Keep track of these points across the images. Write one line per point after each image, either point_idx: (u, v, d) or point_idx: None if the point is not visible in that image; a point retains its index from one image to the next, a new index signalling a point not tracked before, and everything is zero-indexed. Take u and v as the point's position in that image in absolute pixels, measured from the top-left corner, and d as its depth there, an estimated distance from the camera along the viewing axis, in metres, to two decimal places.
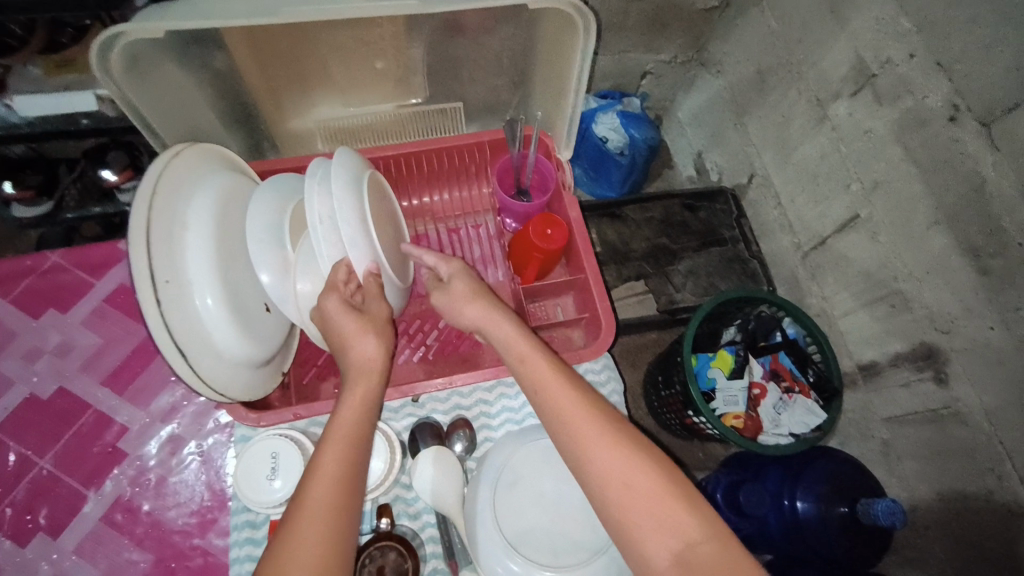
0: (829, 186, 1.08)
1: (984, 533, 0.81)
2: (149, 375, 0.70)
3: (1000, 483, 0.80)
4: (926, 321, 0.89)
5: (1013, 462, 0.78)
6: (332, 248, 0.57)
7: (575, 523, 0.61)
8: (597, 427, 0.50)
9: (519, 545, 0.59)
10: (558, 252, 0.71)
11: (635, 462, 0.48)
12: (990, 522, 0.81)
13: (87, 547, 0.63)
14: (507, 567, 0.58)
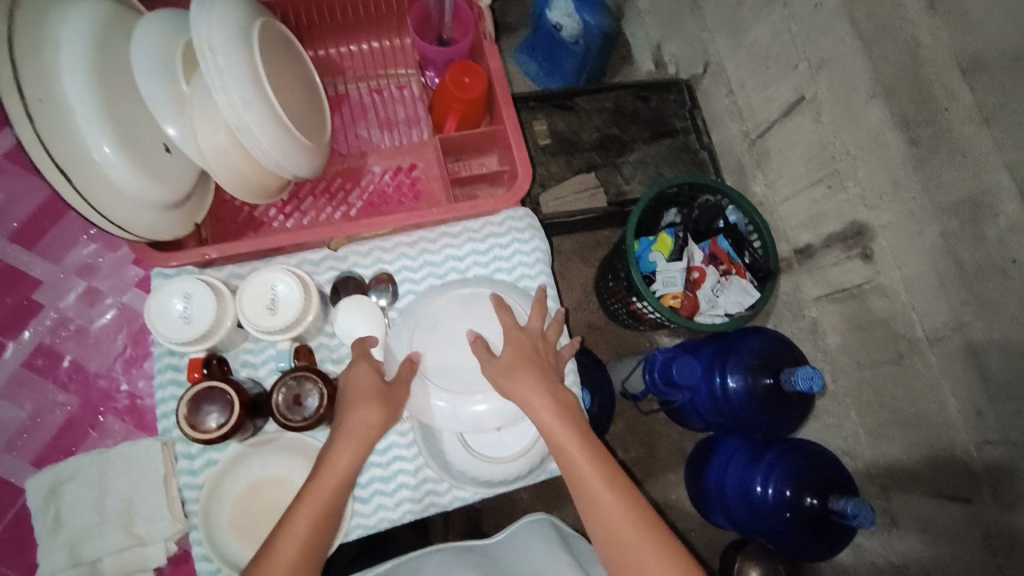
0: (779, 68, 1.07)
1: (897, 398, 0.90)
2: (62, 230, 0.68)
3: (909, 346, 0.85)
4: (857, 198, 0.91)
5: (918, 327, 0.83)
6: (226, 84, 0.54)
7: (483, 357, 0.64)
8: (600, 475, 0.56)
9: (436, 378, 0.63)
10: (479, 103, 0.69)
11: (627, 515, 0.54)
12: (902, 379, 0.88)
13: (10, 390, 0.63)
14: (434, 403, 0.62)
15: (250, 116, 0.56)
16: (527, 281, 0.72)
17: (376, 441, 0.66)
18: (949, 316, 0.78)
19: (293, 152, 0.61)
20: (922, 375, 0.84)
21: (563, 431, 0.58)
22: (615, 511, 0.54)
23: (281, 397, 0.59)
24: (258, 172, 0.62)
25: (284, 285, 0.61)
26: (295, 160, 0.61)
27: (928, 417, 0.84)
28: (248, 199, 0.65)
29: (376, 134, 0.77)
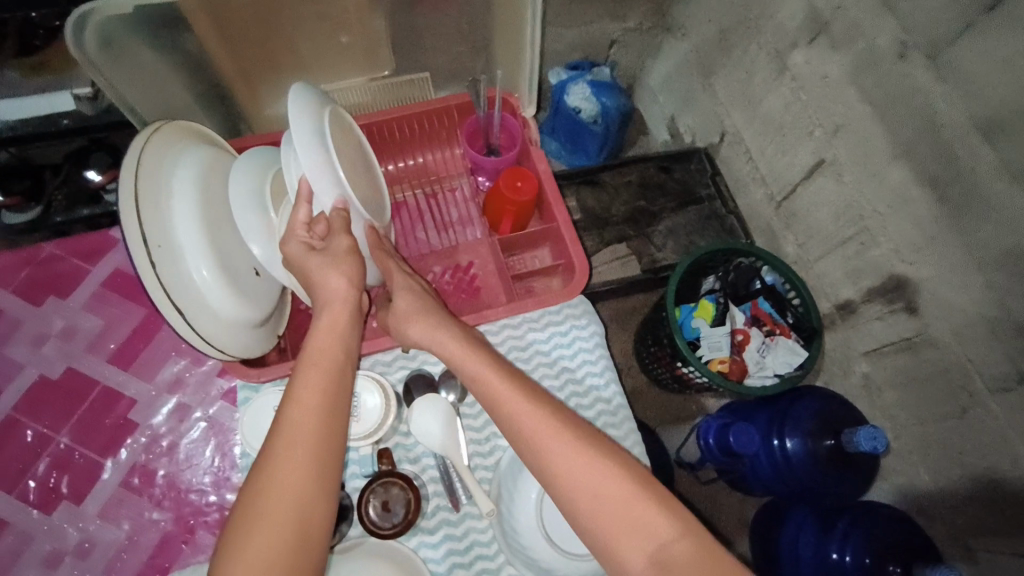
0: (796, 134, 1.14)
1: (965, 452, 0.94)
2: (152, 350, 0.73)
3: (971, 399, 0.90)
4: (891, 255, 0.97)
5: (977, 377, 0.88)
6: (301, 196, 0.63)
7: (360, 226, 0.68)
8: (557, 438, 0.54)
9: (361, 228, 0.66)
10: (530, 204, 0.74)
11: (598, 469, 0.53)
12: (968, 432, 0.92)
13: (110, 511, 0.66)
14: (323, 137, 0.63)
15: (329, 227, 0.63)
16: (589, 365, 0.75)
17: (460, 539, 0.67)
18: (1009, 368, 0.83)
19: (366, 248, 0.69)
20: (988, 427, 0.88)
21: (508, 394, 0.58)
22: (577, 463, 0.53)
23: (373, 504, 0.65)
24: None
25: (367, 391, 0.68)
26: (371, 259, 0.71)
27: (1004, 463, 0.87)
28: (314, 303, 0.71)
29: (434, 237, 0.83)
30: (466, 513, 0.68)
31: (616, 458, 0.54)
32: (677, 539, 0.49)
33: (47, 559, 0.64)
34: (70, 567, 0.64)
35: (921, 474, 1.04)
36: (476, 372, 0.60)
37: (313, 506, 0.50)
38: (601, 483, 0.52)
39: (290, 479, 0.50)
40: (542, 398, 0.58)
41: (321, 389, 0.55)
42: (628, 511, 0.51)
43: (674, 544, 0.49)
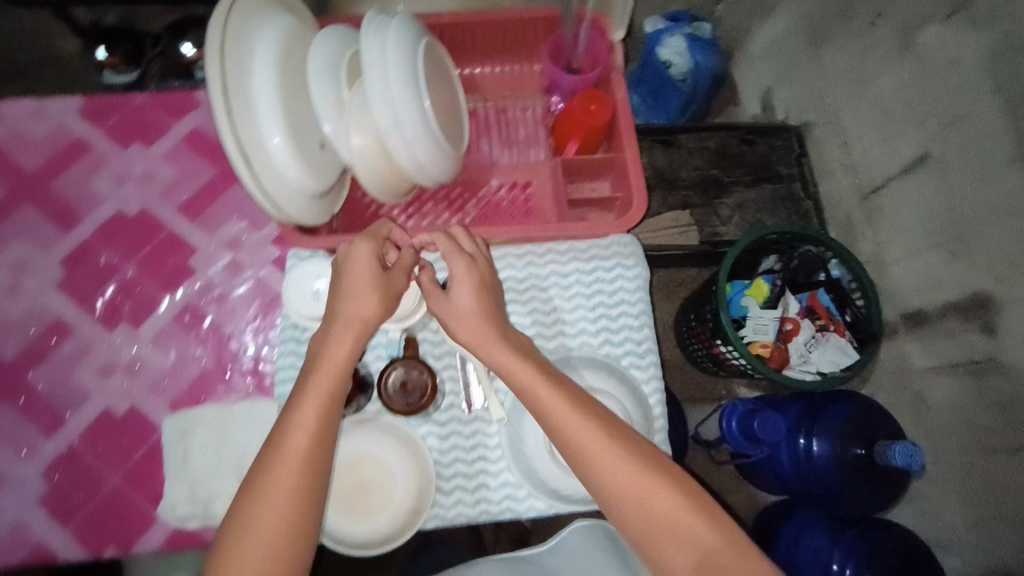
0: (903, 120, 1.10)
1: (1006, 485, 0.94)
2: (218, 206, 0.77)
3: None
4: (985, 268, 0.95)
5: None
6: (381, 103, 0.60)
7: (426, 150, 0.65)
8: (604, 449, 0.54)
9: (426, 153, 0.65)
10: (603, 129, 0.72)
11: (650, 482, 0.53)
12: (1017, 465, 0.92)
13: (161, 339, 0.72)
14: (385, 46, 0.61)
15: (403, 112, 0.61)
16: (626, 308, 0.75)
17: (467, 437, 0.69)
18: None
19: (431, 155, 0.66)
20: None
21: (555, 404, 0.56)
22: (623, 472, 0.53)
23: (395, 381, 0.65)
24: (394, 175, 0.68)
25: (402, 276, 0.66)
26: (434, 165, 0.67)
27: None
28: (372, 194, 0.70)
29: (498, 151, 0.81)
30: (477, 415, 0.70)
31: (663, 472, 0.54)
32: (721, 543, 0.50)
33: (102, 368, 0.71)
34: (121, 379, 0.71)
35: (951, 499, 1.06)
36: (514, 371, 0.59)
37: (303, 511, 0.52)
38: (649, 498, 0.52)
39: (286, 478, 0.52)
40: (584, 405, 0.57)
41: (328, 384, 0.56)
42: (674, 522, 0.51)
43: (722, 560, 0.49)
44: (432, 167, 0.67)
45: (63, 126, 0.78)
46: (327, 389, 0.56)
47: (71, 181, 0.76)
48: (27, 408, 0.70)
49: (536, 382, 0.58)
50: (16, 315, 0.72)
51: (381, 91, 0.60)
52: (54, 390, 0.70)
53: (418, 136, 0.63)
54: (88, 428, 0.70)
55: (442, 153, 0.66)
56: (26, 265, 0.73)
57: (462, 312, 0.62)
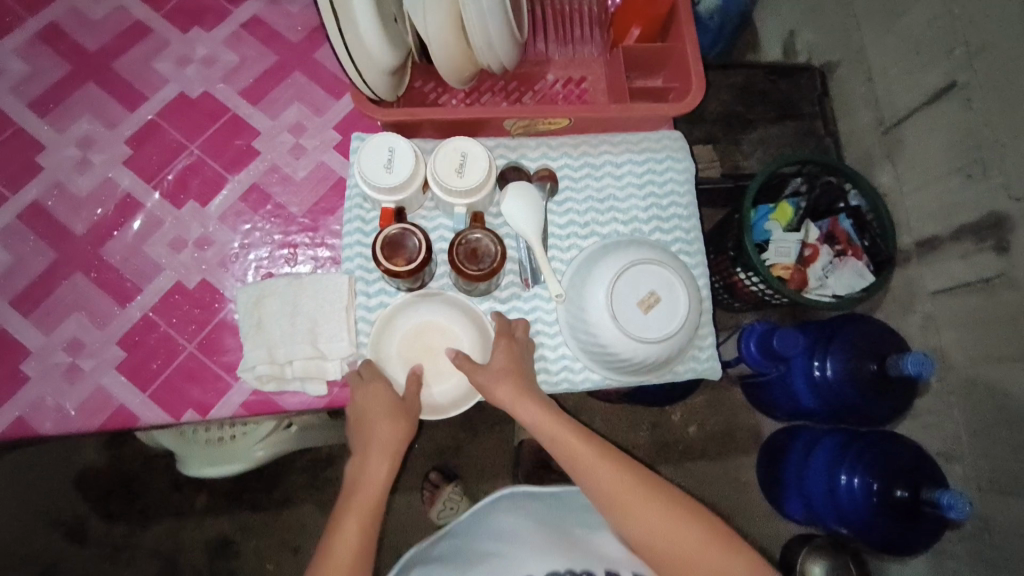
0: (930, 53, 1.12)
1: (1008, 395, 1.01)
2: (280, 92, 0.79)
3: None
4: (1001, 188, 1.00)
5: None
6: None
7: (495, 27, 0.67)
8: (643, 504, 0.60)
9: (495, 30, 0.67)
10: (660, 20, 0.74)
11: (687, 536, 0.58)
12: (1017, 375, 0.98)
13: (229, 218, 0.74)
14: None
15: None
16: (676, 198, 0.78)
17: (525, 313, 0.73)
18: None
19: (501, 35, 0.69)
20: None
21: (585, 454, 0.63)
22: (649, 511, 0.60)
23: (467, 248, 0.66)
24: (463, 56, 0.71)
25: (470, 153, 0.68)
26: (500, 46, 0.70)
27: None
28: (442, 74, 0.72)
29: (553, 48, 0.82)
30: (535, 293, 0.74)
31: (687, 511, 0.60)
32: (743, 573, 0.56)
33: (173, 244, 0.73)
34: (191, 254, 0.73)
35: (953, 414, 1.14)
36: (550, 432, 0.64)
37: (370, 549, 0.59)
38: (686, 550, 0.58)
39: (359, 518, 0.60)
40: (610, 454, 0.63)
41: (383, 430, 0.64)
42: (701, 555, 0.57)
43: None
44: (499, 46, 0.70)
45: (123, 8, 0.79)
46: (388, 436, 0.64)
47: (132, 61, 0.78)
48: (101, 280, 0.71)
49: (572, 435, 0.64)
50: (86, 191, 0.73)
51: None
52: (125, 264, 0.72)
53: (491, 11, 0.65)
54: (160, 301, 0.72)
55: (510, 30, 0.69)
56: (93, 141, 0.75)
57: (507, 373, 0.65)
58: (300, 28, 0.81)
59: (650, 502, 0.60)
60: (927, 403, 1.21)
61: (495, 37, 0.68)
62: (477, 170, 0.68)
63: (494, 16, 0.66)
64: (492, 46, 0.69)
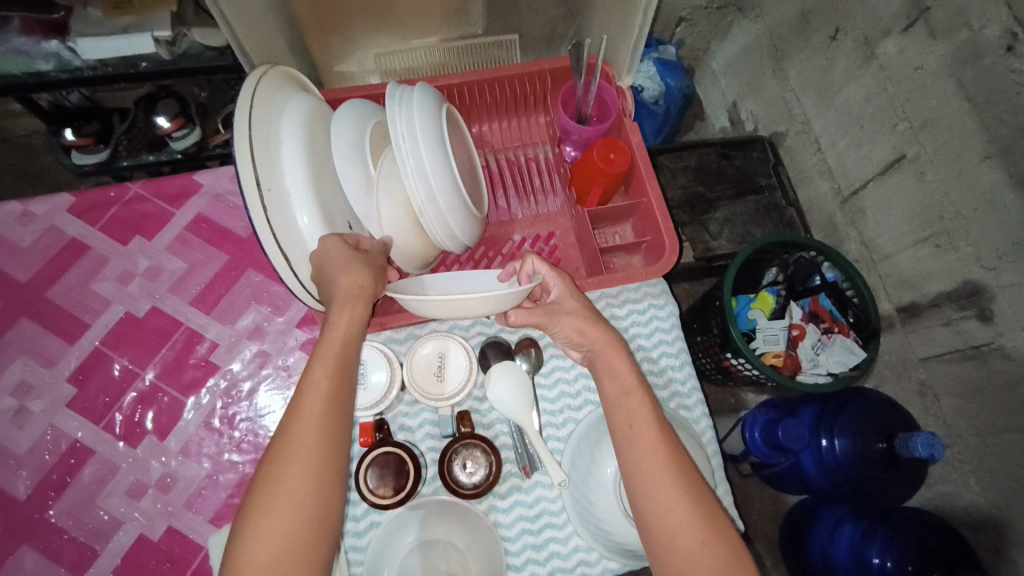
0: (876, 126, 1.03)
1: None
2: (234, 295, 0.74)
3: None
4: (972, 260, 0.90)
5: None
6: (414, 181, 0.62)
7: (456, 218, 0.66)
8: (661, 471, 0.54)
9: (456, 223, 0.67)
10: (620, 176, 0.74)
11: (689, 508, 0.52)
12: None
13: (190, 449, 0.68)
14: (408, 123, 0.62)
15: (435, 185, 0.63)
16: (666, 347, 0.74)
17: (530, 506, 0.67)
18: None
19: (461, 223, 0.67)
20: None
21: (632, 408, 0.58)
22: (668, 487, 0.53)
23: (457, 466, 0.66)
24: (423, 249, 0.69)
25: (451, 351, 0.69)
26: (464, 231, 0.69)
27: None
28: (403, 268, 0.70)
29: (516, 205, 0.84)
30: (537, 481, 0.68)
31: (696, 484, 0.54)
32: (721, 562, 0.51)
33: (131, 489, 0.67)
34: (153, 498, 0.67)
35: (971, 484, 1.00)
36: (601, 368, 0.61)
37: (339, 440, 0.52)
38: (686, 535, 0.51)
39: (301, 451, 0.49)
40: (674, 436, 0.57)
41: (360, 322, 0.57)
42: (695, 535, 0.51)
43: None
44: (462, 232, 0.68)
45: (55, 227, 0.75)
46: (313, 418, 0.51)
47: (69, 286, 0.73)
48: (51, 549, 0.65)
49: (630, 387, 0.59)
50: (26, 445, 0.67)
51: (415, 168, 0.62)
52: (77, 524, 0.65)
53: (449, 206, 0.65)
54: (122, 561, 0.65)
55: (470, 216, 0.68)
56: (31, 386, 0.69)
57: (617, 374, 0.60)
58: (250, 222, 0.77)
59: (653, 448, 0.55)
60: (942, 468, 1.05)
61: (457, 225, 0.67)
62: (460, 364, 0.68)
63: (451, 211, 0.65)
64: (454, 234, 0.68)
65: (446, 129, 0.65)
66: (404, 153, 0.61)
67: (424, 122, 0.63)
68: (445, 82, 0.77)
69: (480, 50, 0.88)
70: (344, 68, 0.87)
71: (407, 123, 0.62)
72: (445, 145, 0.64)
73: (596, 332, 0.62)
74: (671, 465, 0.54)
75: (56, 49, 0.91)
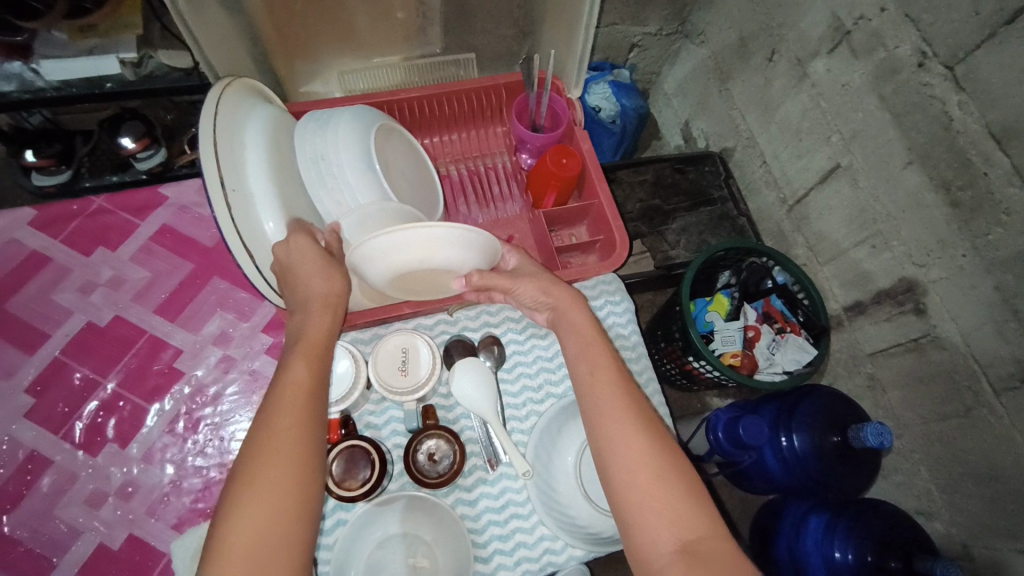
0: (811, 139, 1.12)
1: (967, 450, 0.93)
2: (199, 303, 0.75)
3: (975, 397, 0.90)
4: (904, 257, 0.97)
5: (989, 390, 0.88)
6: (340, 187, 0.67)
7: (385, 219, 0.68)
8: (620, 417, 0.56)
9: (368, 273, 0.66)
10: (573, 180, 0.79)
11: (644, 440, 0.55)
12: (972, 444, 0.92)
13: (153, 455, 0.69)
14: (325, 137, 0.68)
15: (357, 185, 0.67)
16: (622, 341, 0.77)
17: (496, 497, 0.69)
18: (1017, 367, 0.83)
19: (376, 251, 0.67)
20: (998, 437, 0.87)
21: (599, 354, 0.62)
22: (619, 419, 0.56)
23: (422, 454, 0.68)
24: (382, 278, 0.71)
25: (413, 347, 0.70)
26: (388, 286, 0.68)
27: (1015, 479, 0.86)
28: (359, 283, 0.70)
29: (476, 211, 0.88)
30: (502, 472, 0.70)
31: (656, 430, 0.56)
32: (670, 481, 0.53)
33: (90, 498, 0.66)
34: (113, 507, 0.66)
35: (922, 472, 1.03)
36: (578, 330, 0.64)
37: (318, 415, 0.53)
38: (638, 461, 0.54)
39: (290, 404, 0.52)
40: (636, 390, 0.60)
41: (316, 415, 0.53)
42: (649, 475, 0.53)
43: (675, 519, 0.51)
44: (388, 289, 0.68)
45: (15, 240, 0.75)
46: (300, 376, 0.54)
47: (29, 297, 0.73)
48: (6, 562, 0.63)
49: (595, 340, 0.63)
50: None
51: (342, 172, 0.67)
52: (34, 536, 0.65)
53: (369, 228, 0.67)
54: (80, 571, 0.64)
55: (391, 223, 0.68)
56: None
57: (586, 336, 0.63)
58: (215, 232, 0.79)
59: (611, 389, 0.59)
60: (894, 458, 1.09)
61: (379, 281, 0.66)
62: (424, 358, 0.69)
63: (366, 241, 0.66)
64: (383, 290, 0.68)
65: (374, 138, 0.71)
66: (333, 165, 0.67)
67: (351, 132, 0.69)
68: (405, 95, 0.82)
69: (440, 69, 0.93)
70: (308, 89, 0.90)
71: (331, 135, 0.68)
72: (371, 153, 0.69)
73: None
74: (627, 415, 0.57)
75: (18, 71, 0.93)
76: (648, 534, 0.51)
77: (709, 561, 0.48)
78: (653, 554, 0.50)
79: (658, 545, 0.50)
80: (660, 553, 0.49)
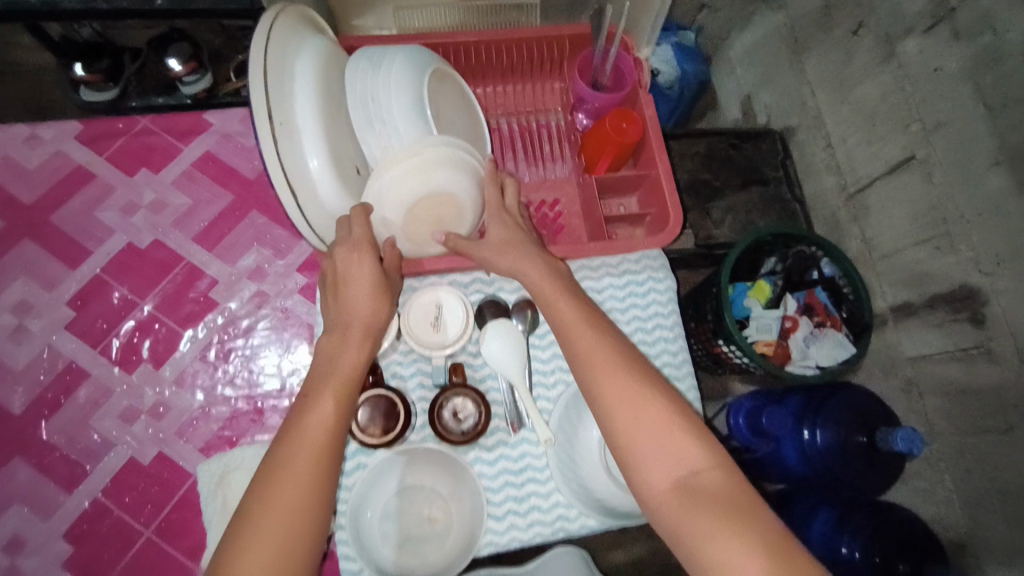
0: (886, 126, 1.04)
1: (999, 469, 0.89)
2: (237, 235, 0.75)
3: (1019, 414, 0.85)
4: (970, 262, 0.90)
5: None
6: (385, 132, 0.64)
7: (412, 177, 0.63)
8: (616, 379, 0.55)
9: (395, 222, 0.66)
10: (631, 147, 0.75)
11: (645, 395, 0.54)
12: (1006, 464, 0.88)
13: (185, 379, 0.70)
14: (378, 77, 0.65)
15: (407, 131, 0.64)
16: (661, 320, 0.74)
17: (514, 461, 0.68)
18: None
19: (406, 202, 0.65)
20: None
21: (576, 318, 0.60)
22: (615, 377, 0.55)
23: (447, 411, 0.67)
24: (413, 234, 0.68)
25: (447, 304, 0.69)
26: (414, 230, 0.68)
27: None
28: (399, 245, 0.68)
29: (523, 167, 0.85)
30: (523, 437, 0.69)
31: (642, 372, 0.56)
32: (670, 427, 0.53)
33: (124, 414, 0.68)
34: (145, 424, 0.68)
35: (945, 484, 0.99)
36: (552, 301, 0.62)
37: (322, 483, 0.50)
38: (639, 416, 0.53)
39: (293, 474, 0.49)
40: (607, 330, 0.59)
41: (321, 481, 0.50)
42: (637, 420, 0.53)
43: (671, 455, 0.52)
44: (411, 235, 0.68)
45: (62, 152, 0.75)
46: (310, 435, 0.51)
47: (74, 211, 0.74)
48: (43, 464, 0.66)
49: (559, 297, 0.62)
50: (23, 362, 0.69)
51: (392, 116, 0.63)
52: (70, 444, 0.67)
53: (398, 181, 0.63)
54: (112, 481, 0.66)
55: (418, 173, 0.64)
56: (29, 306, 0.70)
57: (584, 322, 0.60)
58: (255, 165, 0.78)
59: (601, 345, 0.57)
60: (919, 467, 1.05)
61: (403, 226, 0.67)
62: (458, 316, 0.68)
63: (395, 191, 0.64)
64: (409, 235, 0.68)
65: (428, 82, 0.68)
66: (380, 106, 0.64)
67: (406, 74, 0.65)
68: (462, 40, 0.77)
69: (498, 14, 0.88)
70: (360, 23, 0.86)
71: (385, 75, 0.65)
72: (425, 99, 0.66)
73: (575, 309, 0.61)
74: (624, 375, 0.55)
75: None
76: (648, 480, 0.52)
77: (710, 499, 0.49)
78: (651, 495, 0.52)
79: (653, 486, 0.52)
80: (658, 494, 0.51)
